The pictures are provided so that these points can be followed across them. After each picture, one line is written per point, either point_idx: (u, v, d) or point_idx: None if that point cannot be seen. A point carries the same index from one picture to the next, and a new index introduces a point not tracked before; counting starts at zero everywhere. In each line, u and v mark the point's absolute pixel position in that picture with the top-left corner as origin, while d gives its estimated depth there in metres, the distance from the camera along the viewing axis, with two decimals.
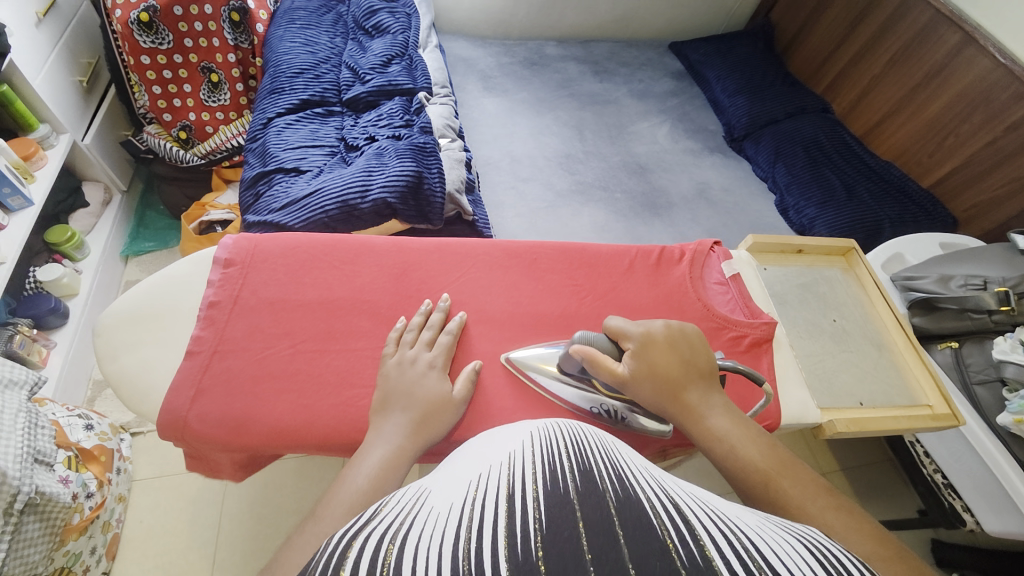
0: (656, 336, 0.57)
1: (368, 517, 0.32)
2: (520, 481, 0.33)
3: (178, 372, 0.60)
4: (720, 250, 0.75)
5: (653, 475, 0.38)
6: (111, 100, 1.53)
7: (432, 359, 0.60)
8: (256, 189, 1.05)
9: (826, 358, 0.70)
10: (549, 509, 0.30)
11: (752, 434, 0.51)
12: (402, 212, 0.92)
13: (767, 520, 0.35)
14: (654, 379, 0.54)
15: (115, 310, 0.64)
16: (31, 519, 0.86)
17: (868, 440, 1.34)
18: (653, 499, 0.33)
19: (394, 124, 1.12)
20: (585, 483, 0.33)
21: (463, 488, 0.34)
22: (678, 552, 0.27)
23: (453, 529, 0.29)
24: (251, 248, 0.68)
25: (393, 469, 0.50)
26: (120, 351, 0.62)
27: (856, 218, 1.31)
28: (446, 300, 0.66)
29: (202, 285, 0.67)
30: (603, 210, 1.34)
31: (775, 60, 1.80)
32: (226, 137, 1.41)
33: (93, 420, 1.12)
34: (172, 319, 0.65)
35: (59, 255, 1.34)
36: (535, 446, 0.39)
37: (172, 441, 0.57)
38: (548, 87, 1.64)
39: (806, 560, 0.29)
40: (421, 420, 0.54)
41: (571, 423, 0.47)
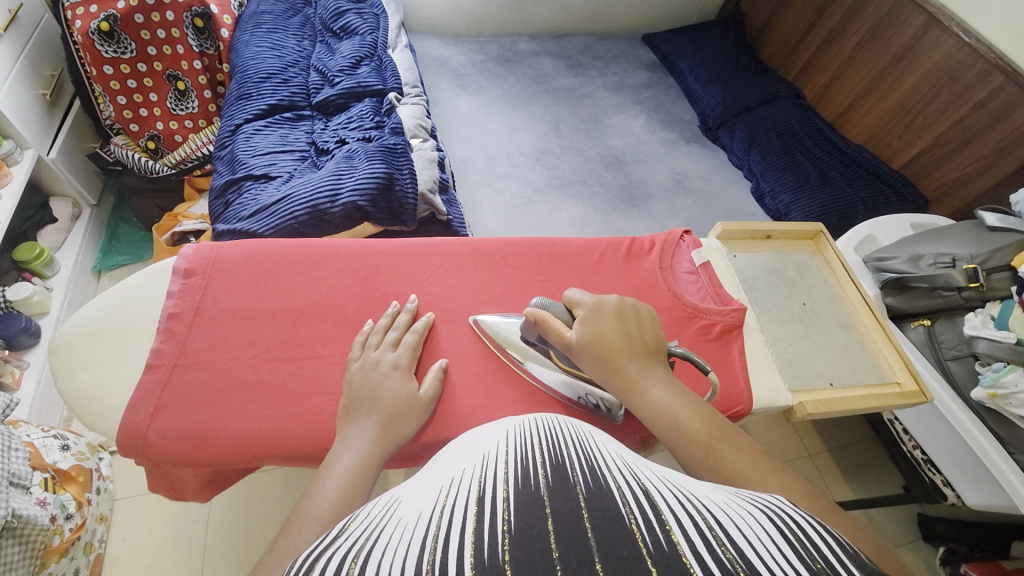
0: (605, 307, 0.57)
1: (335, 534, 0.31)
2: (492, 483, 0.33)
3: (137, 388, 0.58)
4: (691, 239, 0.76)
5: (624, 462, 0.38)
6: (76, 112, 1.50)
7: (396, 360, 0.59)
8: (225, 198, 1.04)
9: (797, 342, 0.70)
10: (518, 508, 0.30)
11: (693, 406, 0.51)
12: (373, 215, 0.91)
13: (736, 496, 0.35)
14: (600, 351, 0.54)
15: (72, 328, 0.63)
16: (11, 543, 0.85)
17: (851, 419, 1.36)
18: (623, 488, 0.33)
19: (364, 126, 1.11)
20: (556, 478, 0.33)
21: (433, 496, 0.33)
22: (644, 540, 0.27)
23: (419, 538, 0.28)
24: (211, 257, 0.67)
25: (361, 476, 0.49)
26: (77, 369, 0.61)
27: (830, 202, 1.32)
28: (414, 302, 0.65)
29: (162, 297, 0.66)
30: (581, 204, 1.34)
31: (746, 48, 1.81)
32: (195, 145, 1.38)
33: (70, 440, 1.10)
34: (132, 335, 0.63)
35: (28, 273, 1.31)
36: (508, 445, 0.39)
37: (133, 458, 0.56)
38: (522, 83, 1.63)
39: (769, 531, 0.29)
40: (387, 421, 0.54)
41: (547, 416, 0.46)
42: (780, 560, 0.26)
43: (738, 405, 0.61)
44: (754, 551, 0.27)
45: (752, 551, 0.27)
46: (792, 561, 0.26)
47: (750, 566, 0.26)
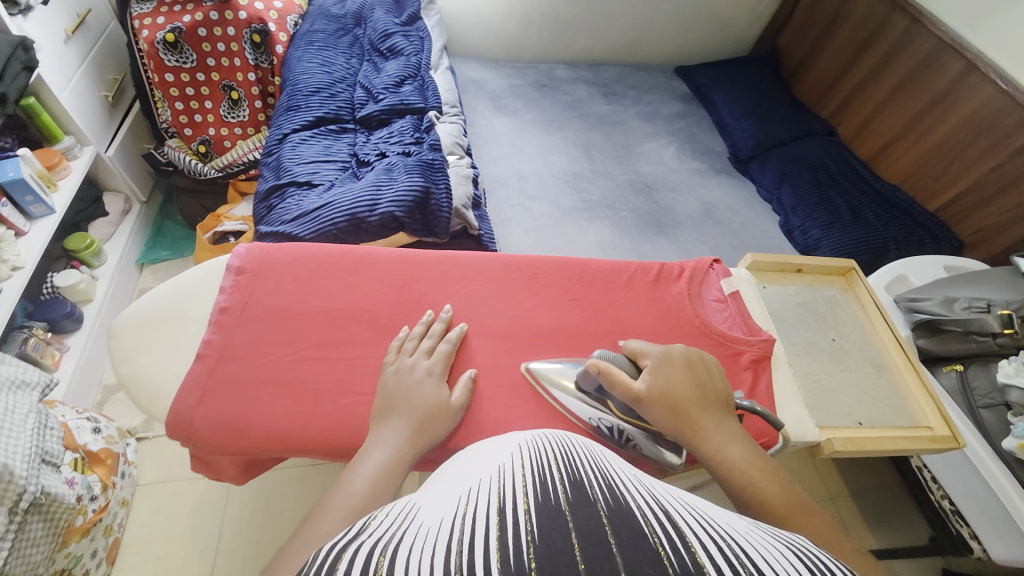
0: (672, 356, 0.60)
1: (359, 530, 0.33)
2: (510, 496, 0.34)
3: (187, 375, 0.61)
4: (720, 268, 0.75)
5: (643, 483, 0.39)
6: (135, 114, 1.60)
7: (430, 366, 0.61)
8: (269, 202, 1.09)
9: (824, 377, 0.69)
10: (541, 520, 0.31)
11: (763, 471, 0.52)
12: (409, 226, 0.95)
13: (757, 528, 0.36)
14: (670, 404, 0.56)
15: (130, 315, 0.66)
16: (35, 519, 0.89)
17: (876, 461, 1.32)
18: (644, 508, 0.34)
19: (405, 141, 1.15)
20: (576, 494, 0.34)
21: (453, 503, 0.34)
22: (669, 559, 0.28)
23: (445, 540, 0.29)
24: (261, 257, 0.71)
25: (389, 472, 0.51)
26: (131, 354, 0.64)
27: (862, 240, 1.32)
28: (447, 312, 0.67)
29: (212, 291, 0.69)
30: (608, 228, 1.37)
31: (782, 84, 1.83)
32: (242, 151, 1.46)
33: (102, 423, 1.14)
34: (181, 325, 0.66)
35: (77, 261, 1.39)
36: (523, 459, 0.41)
37: (177, 440, 0.59)
38: (556, 108, 1.68)
39: (792, 564, 0.30)
40: (418, 422, 0.56)
41: (558, 435, 0.48)
42: None
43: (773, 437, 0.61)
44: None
45: None
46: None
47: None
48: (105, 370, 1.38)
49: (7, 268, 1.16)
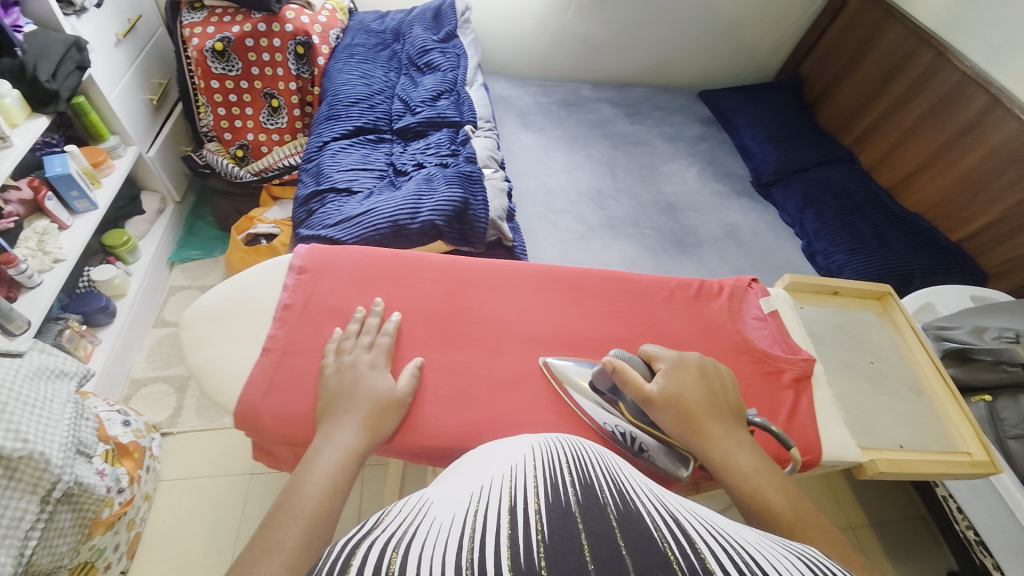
0: (687, 363, 0.62)
1: (374, 526, 0.37)
2: (521, 495, 0.38)
3: (254, 368, 0.64)
4: (759, 286, 0.76)
5: (653, 493, 0.42)
6: (176, 117, 1.66)
7: (372, 360, 0.63)
8: (309, 206, 1.12)
9: (862, 399, 0.69)
10: (552, 518, 0.35)
11: (773, 481, 0.54)
12: (447, 234, 0.98)
13: (766, 538, 0.39)
14: (680, 407, 0.58)
15: (200, 307, 0.69)
16: (65, 509, 0.89)
17: (895, 491, 1.31)
18: (653, 514, 0.37)
19: (442, 153, 1.18)
20: (586, 497, 0.38)
21: (465, 503, 0.39)
22: (678, 562, 0.31)
23: (457, 539, 0.33)
24: (323, 257, 0.73)
25: (341, 472, 0.54)
26: (202, 345, 0.67)
27: (886, 266, 1.33)
28: (378, 305, 0.68)
29: (277, 287, 0.71)
30: (632, 245, 1.39)
31: (804, 111, 1.86)
32: (279, 156, 1.51)
33: (130, 416, 1.16)
34: (246, 318, 0.69)
35: (113, 257, 1.42)
36: (536, 462, 0.45)
37: (245, 429, 0.61)
38: (582, 126, 1.72)
39: (793, 569, 0.34)
40: (366, 418, 0.58)
41: (572, 440, 0.53)
42: None
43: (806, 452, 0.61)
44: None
45: None
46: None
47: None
48: (132, 364, 1.40)
49: (49, 260, 1.19)
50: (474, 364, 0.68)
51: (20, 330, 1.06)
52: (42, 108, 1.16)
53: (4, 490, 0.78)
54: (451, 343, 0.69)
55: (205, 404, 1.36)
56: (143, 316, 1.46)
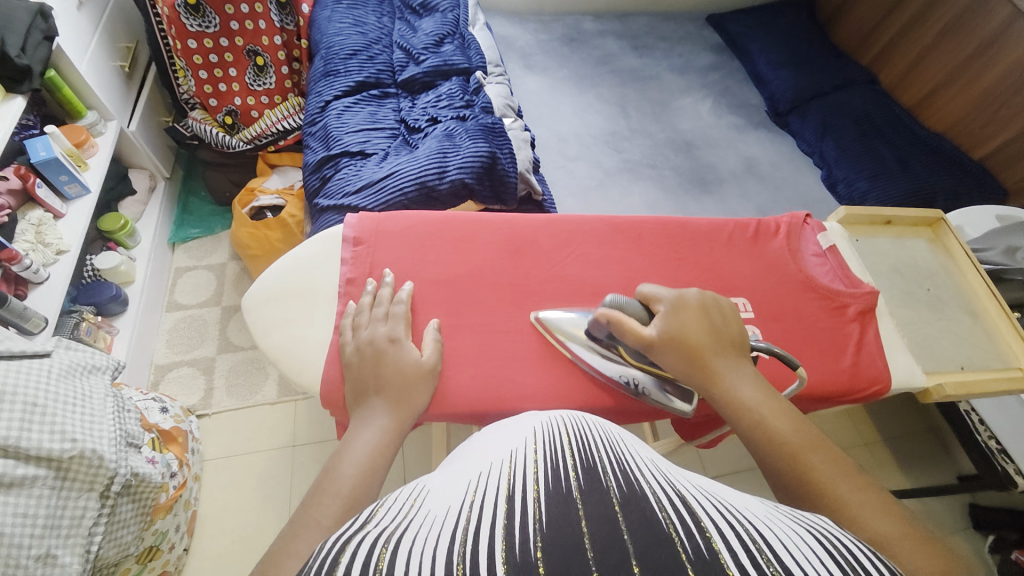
0: (688, 300, 0.60)
1: (366, 519, 0.35)
2: (520, 482, 0.36)
3: (331, 349, 0.64)
4: (814, 222, 0.77)
5: (657, 468, 0.41)
6: (151, 85, 1.53)
7: (392, 332, 0.61)
8: (322, 173, 1.06)
9: (925, 326, 0.74)
10: (551, 507, 0.33)
11: (781, 412, 0.53)
12: (478, 192, 0.94)
13: (771, 508, 0.38)
14: (681, 346, 0.57)
15: (260, 290, 0.68)
16: (127, 501, 0.85)
17: (907, 409, 1.37)
18: (658, 494, 0.36)
19: (455, 104, 1.11)
20: (588, 481, 0.36)
21: (463, 489, 0.37)
22: (683, 546, 0.30)
23: (449, 531, 0.32)
24: (375, 226, 0.72)
25: (381, 452, 0.51)
26: (271, 328, 0.66)
27: (909, 190, 1.33)
28: (389, 276, 0.67)
29: (334, 263, 0.70)
30: (652, 188, 1.35)
31: (817, 31, 1.77)
32: (271, 121, 1.40)
33: (167, 402, 1.14)
34: (310, 296, 0.68)
35: (113, 242, 1.35)
36: (536, 444, 0.42)
37: (332, 410, 0.62)
38: (587, 64, 1.62)
39: (799, 540, 0.33)
40: (394, 395, 0.56)
41: (574, 415, 0.50)
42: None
43: (879, 381, 0.65)
44: (792, 563, 0.30)
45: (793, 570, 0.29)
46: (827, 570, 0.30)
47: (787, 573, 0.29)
48: (154, 350, 1.38)
49: (52, 252, 1.13)
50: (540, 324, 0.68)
51: (38, 328, 1.02)
52: (15, 86, 1.04)
53: (59, 491, 0.70)
54: (521, 303, 0.69)
55: (235, 382, 1.35)
56: (154, 301, 1.42)
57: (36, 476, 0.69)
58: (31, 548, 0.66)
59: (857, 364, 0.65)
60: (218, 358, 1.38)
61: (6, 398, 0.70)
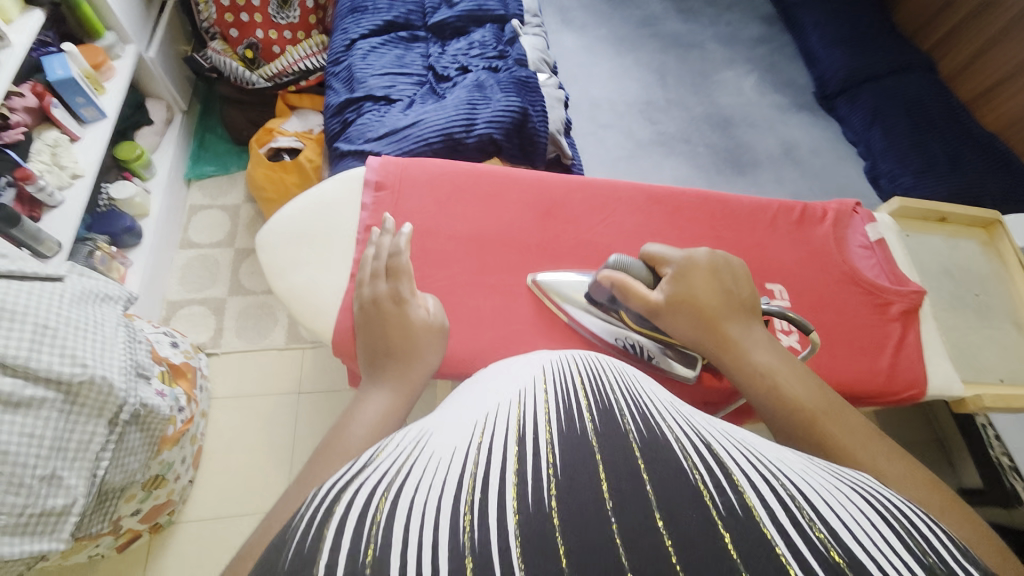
0: (697, 262, 0.56)
1: (365, 462, 0.30)
2: (529, 424, 0.30)
3: (345, 296, 0.62)
4: (864, 212, 0.72)
5: (678, 413, 0.34)
6: (172, 9, 1.46)
7: (393, 288, 0.56)
8: (344, 116, 1.01)
9: (969, 333, 0.72)
10: (562, 450, 0.27)
11: (798, 378, 0.48)
12: (506, 150, 0.89)
13: (813, 464, 0.32)
14: (688, 309, 0.54)
15: (276, 227, 0.66)
16: (135, 430, 0.86)
17: (914, 416, 1.33)
18: (685, 440, 0.29)
19: (488, 54, 1.05)
20: (603, 424, 0.30)
21: (468, 431, 0.31)
22: (714, 499, 0.24)
23: (455, 477, 0.27)
24: (400, 173, 0.68)
25: (391, 414, 0.45)
26: (285, 271, 0.64)
27: (957, 190, 1.25)
28: (389, 222, 0.63)
29: (353, 209, 0.67)
30: (684, 164, 1.29)
31: (880, 8, 1.64)
32: (294, 58, 1.34)
33: (178, 338, 1.15)
34: (328, 242, 0.65)
35: (129, 172, 1.33)
36: (548, 388, 0.37)
37: (343, 358, 0.61)
38: (629, 24, 1.52)
39: (855, 503, 0.27)
40: (403, 358, 0.51)
41: (589, 355, 0.46)
42: (887, 553, 0.23)
43: (913, 387, 0.62)
44: (850, 531, 0.24)
45: (852, 548, 0.23)
46: (895, 543, 0.24)
47: (845, 548, 0.23)
48: (167, 286, 1.38)
49: (67, 175, 1.10)
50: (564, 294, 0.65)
51: (51, 251, 1.02)
52: None
53: (67, 415, 0.71)
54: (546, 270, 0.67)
55: (244, 325, 1.36)
56: (168, 236, 1.41)
57: (44, 398, 0.69)
58: (35, 469, 0.68)
59: (895, 366, 0.62)
60: (228, 300, 1.38)
61: (17, 318, 0.69)
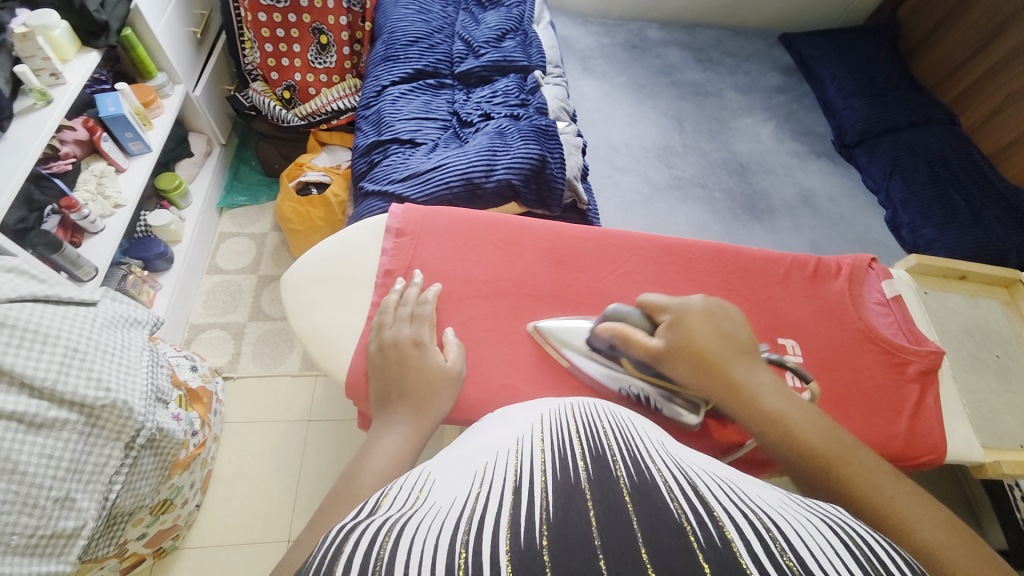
0: (693, 306, 0.56)
1: (367, 510, 0.32)
2: (525, 473, 0.33)
3: (361, 337, 0.64)
4: (880, 268, 0.72)
5: (667, 453, 0.38)
6: (219, 52, 1.57)
7: (415, 333, 0.59)
8: (370, 158, 1.07)
9: (990, 398, 0.71)
10: (557, 494, 0.30)
11: (814, 421, 0.49)
12: (523, 195, 0.92)
13: (789, 500, 0.35)
14: (689, 355, 0.52)
15: (299, 270, 0.69)
16: (149, 454, 0.88)
17: (939, 475, 1.26)
18: (670, 483, 0.33)
19: (510, 102, 1.10)
20: (597, 469, 0.34)
21: (468, 480, 0.34)
22: (695, 534, 0.27)
23: (452, 520, 0.29)
24: (419, 219, 0.71)
25: (403, 457, 0.47)
26: (304, 309, 0.67)
27: (979, 242, 1.23)
28: (417, 277, 0.66)
29: (373, 251, 0.70)
30: (700, 209, 1.30)
31: (899, 62, 1.68)
32: (328, 99, 1.43)
33: (197, 361, 1.18)
34: (347, 282, 0.68)
35: (167, 202, 1.41)
36: (543, 434, 0.40)
37: (354, 400, 0.62)
38: (647, 73, 1.58)
39: (827, 537, 0.30)
40: (416, 402, 0.52)
41: (585, 403, 0.47)
42: (846, 572, 0.26)
43: (934, 454, 0.60)
44: (814, 556, 0.27)
45: (816, 566, 0.26)
46: (857, 571, 0.27)
47: (810, 571, 0.26)
48: (191, 310, 1.43)
49: (110, 205, 1.17)
50: None
51: (88, 276, 1.07)
52: (93, 41, 1.10)
53: (87, 437, 0.73)
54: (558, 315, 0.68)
55: (262, 350, 1.39)
56: (197, 262, 1.47)
57: (67, 420, 0.72)
58: (50, 490, 0.69)
59: (913, 431, 0.61)
60: (248, 325, 1.42)
61: (48, 341, 0.73)
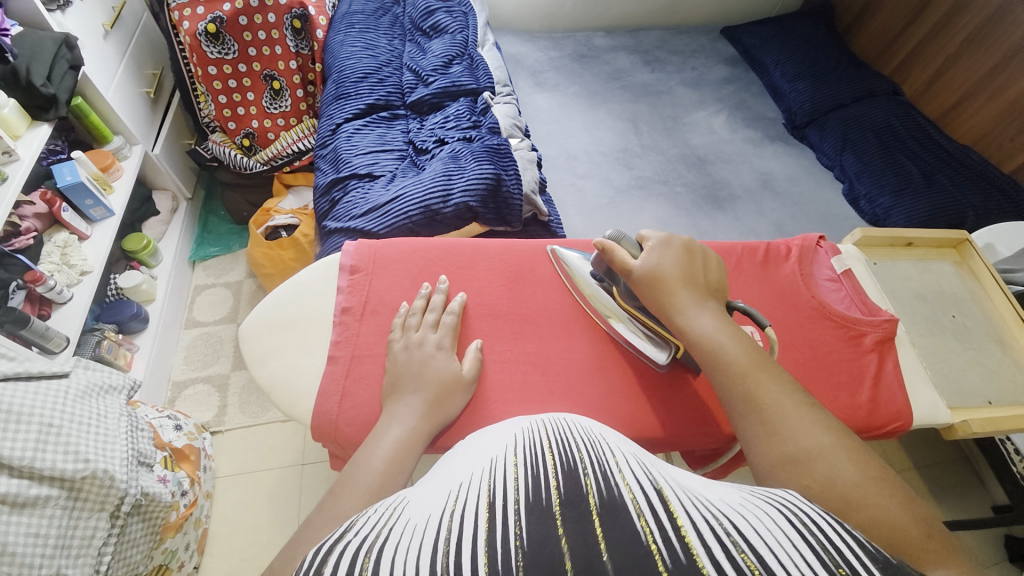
0: (673, 242, 0.62)
1: (343, 531, 0.32)
2: (499, 492, 0.33)
3: (323, 378, 0.64)
4: (828, 245, 0.75)
5: (638, 464, 0.38)
6: (175, 109, 1.59)
7: (439, 340, 0.63)
8: (331, 196, 1.08)
9: (949, 356, 0.73)
10: (529, 519, 0.31)
11: (741, 342, 0.54)
12: (482, 215, 0.94)
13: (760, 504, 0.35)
14: (656, 278, 0.59)
15: (258, 319, 0.69)
16: (137, 520, 0.86)
17: (934, 437, 1.27)
18: (640, 498, 0.33)
19: (462, 126, 1.12)
20: (569, 487, 0.34)
21: (443, 499, 0.34)
22: (662, 555, 0.28)
23: (430, 541, 0.29)
24: (372, 254, 0.72)
25: (407, 449, 0.53)
26: (267, 358, 0.67)
27: (935, 205, 1.26)
28: (445, 284, 0.69)
29: (331, 291, 0.70)
30: (663, 205, 1.32)
31: (837, 41, 1.74)
32: (287, 142, 1.44)
33: (181, 420, 1.15)
34: (307, 325, 0.68)
35: (136, 262, 1.40)
36: (517, 450, 0.40)
37: (323, 442, 0.62)
38: (598, 80, 1.62)
39: (792, 539, 0.30)
40: (435, 399, 0.58)
41: (556, 418, 0.47)
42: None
43: (898, 421, 0.62)
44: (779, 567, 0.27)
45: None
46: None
47: None
48: (172, 367, 1.41)
49: (76, 273, 1.17)
50: (540, 354, 0.68)
51: (59, 347, 1.06)
52: (42, 114, 1.10)
53: (70, 512, 0.72)
54: (520, 331, 0.69)
55: (249, 400, 1.37)
56: (174, 318, 1.46)
57: (48, 496, 0.70)
58: (40, 569, 0.68)
59: (875, 400, 0.62)
60: (232, 375, 1.41)
61: (23, 420, 0.71)
